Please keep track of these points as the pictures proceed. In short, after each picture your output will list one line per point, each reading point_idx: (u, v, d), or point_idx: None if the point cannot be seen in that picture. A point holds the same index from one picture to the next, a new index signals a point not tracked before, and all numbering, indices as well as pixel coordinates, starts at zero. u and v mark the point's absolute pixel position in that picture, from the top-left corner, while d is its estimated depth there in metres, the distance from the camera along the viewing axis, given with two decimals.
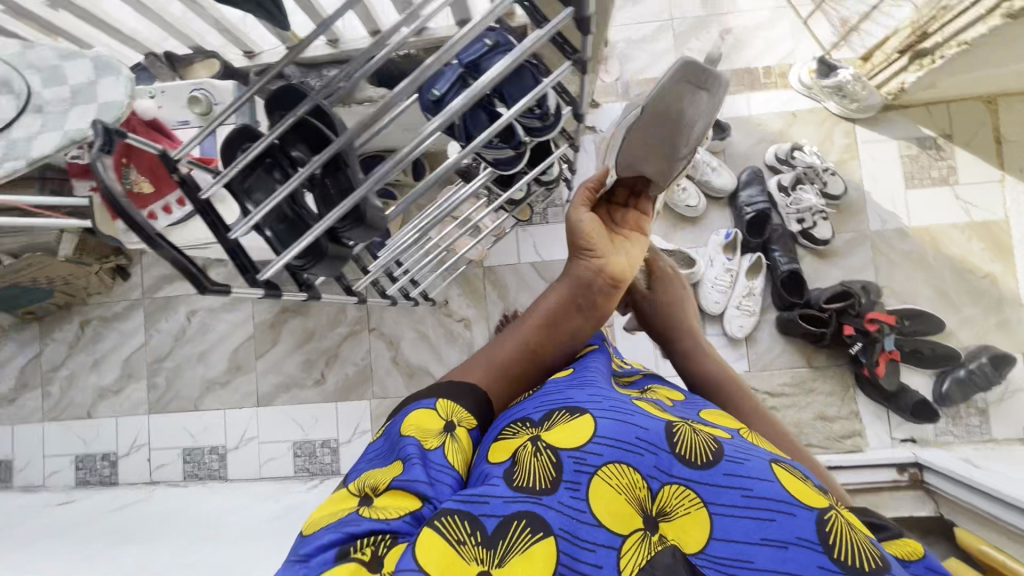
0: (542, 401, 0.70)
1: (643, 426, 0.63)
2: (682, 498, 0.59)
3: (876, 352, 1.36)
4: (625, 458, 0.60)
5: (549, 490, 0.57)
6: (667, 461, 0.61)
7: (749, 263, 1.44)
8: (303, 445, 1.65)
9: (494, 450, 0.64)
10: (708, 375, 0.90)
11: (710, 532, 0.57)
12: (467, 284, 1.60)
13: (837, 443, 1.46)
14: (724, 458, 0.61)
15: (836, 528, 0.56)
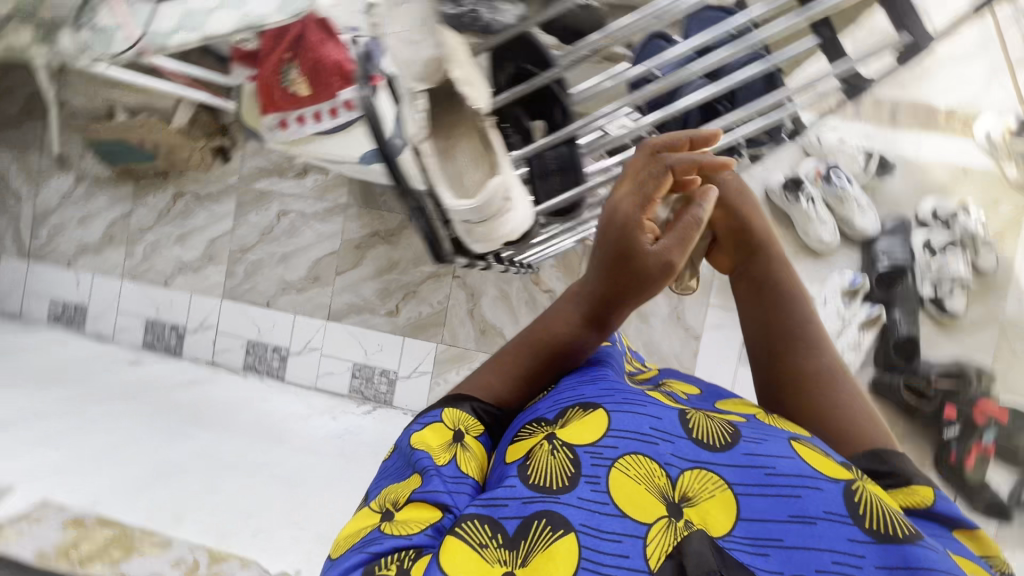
0: (557, 394, 0.60)
1: (655, 414, 0.54)
2: (707, 483, 0.50)
3: (971, 441, 1.32)
4: (638, 446, 0.51)
5: (567, 488, 0.49)
6: (682, 443, 0.52)
7: (865, 316, 1.37)
8: (362, 368, 1.67)
9: (511, 450, 0.56)
10: (797, 361, 0.61)
11: (735, 511, 0.48)
12: (564, 257, 1.56)
13: None
14: (744, 436, 0.53)
15: (868, 498, 0.46)
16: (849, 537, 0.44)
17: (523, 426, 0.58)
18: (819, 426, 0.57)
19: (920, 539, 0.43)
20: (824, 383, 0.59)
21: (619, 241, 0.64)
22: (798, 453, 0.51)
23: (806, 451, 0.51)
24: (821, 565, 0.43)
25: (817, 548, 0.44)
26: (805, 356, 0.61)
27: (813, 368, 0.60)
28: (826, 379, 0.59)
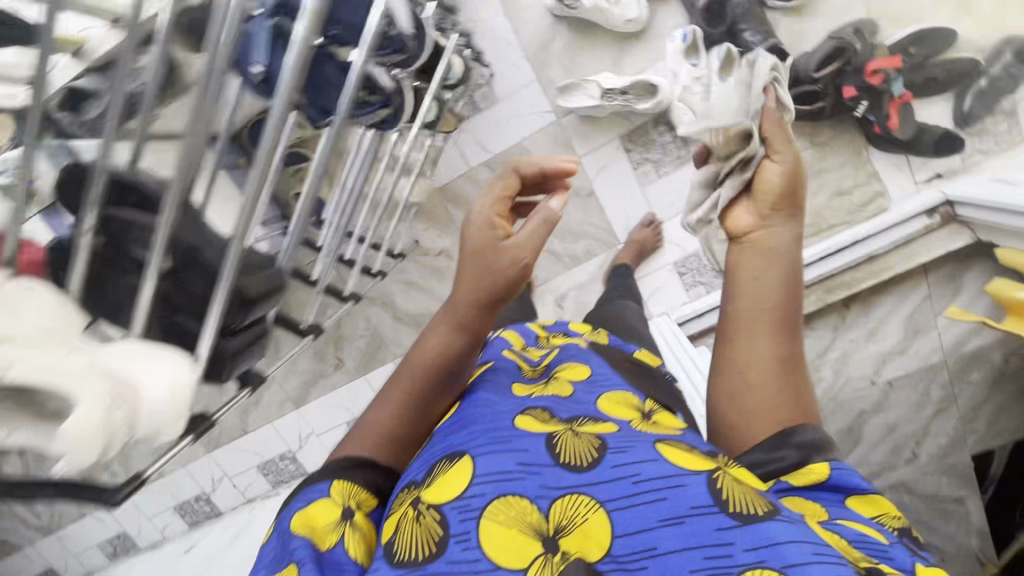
0: (430, 448, 0.66)
1: (521, 447, 0.58)
2: (580, 508, 0.53)
3: (885, 105, 1.19)
4: (507, 487, 0.55)
5: (435, 556, 0.52)
6: (552, 473, 0.56)
7: None
8: (356, 422, 1.69)
9: (384, 528, 0.60)
10: (757, 356, 0.70)
11: (610, 530, 0.51)
12: (430, 213, 1.45)
13: (861, 213, 1.35)
14: (611, 449, 0.57)
15: (727, 484, 0.52)
16: (716, 527, 0.49)
17: (400, 496, 0.62)
18: (761, 398, 0.69)
19: (776, 514, 0.49)
20: (777, 368, 0.70)
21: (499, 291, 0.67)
22: (663, 456, 0.56)
23: (669, 453, 0.57)
24: (693, 564, 0.48)
25: (687, 549, 0.48)
26: (771, 334, 0.70)
27: (776, 347, 0.70)
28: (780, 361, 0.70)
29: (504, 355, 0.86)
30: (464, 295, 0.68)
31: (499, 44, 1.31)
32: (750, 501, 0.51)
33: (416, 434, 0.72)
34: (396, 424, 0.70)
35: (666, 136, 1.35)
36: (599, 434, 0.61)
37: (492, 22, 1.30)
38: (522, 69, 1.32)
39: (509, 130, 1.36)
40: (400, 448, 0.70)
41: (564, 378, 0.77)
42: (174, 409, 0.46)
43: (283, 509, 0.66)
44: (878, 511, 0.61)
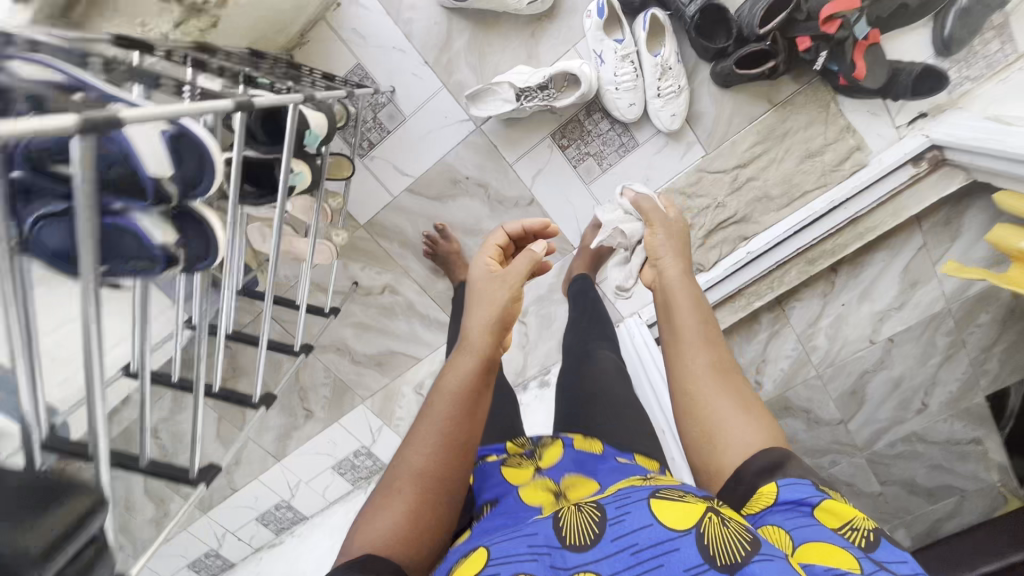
0: (463, 546, 0.57)
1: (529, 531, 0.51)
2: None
3: (847, 53, 1.00)
4: (517, 567, 0.46)
5: None
6: (560, 556, 0.47)
7: (646, 31, 1.04)
8: (341, 464, 1.64)
9: None
10: (696, 367, 0.64)
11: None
12: (363, 251, 1.32)
13: (835, 174, 1.19)
14: (609, 518, 0.49)
15: (713, 534, 0.45)
16: None
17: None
18: (718, 418, 0.60)
19: (754, 554, 0.42)
20: (718, 376, 0.63)
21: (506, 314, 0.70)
22: (655, 514, 0.48)
23: (663, 508, 0.48)
24: None
25: None
26: (704, 346, 0.66)
27: (718, 359, 0.65)
28: (726, 373, 0.64)
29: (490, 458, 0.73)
30: (473, 326, 0.69)
31: (392, 54, 1.12)
32: (730, 545, 0.44)
33: (445, 481, 0.62)
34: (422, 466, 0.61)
35: (603, 125, 1.17)
36: (597, 502, 0.53)
37: (377, 29, 1.10)
38: (425, 77, 1.14)
39: (426, 149, 1.20)
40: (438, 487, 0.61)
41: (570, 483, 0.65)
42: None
43: None
44: (851, 528, 0.47)
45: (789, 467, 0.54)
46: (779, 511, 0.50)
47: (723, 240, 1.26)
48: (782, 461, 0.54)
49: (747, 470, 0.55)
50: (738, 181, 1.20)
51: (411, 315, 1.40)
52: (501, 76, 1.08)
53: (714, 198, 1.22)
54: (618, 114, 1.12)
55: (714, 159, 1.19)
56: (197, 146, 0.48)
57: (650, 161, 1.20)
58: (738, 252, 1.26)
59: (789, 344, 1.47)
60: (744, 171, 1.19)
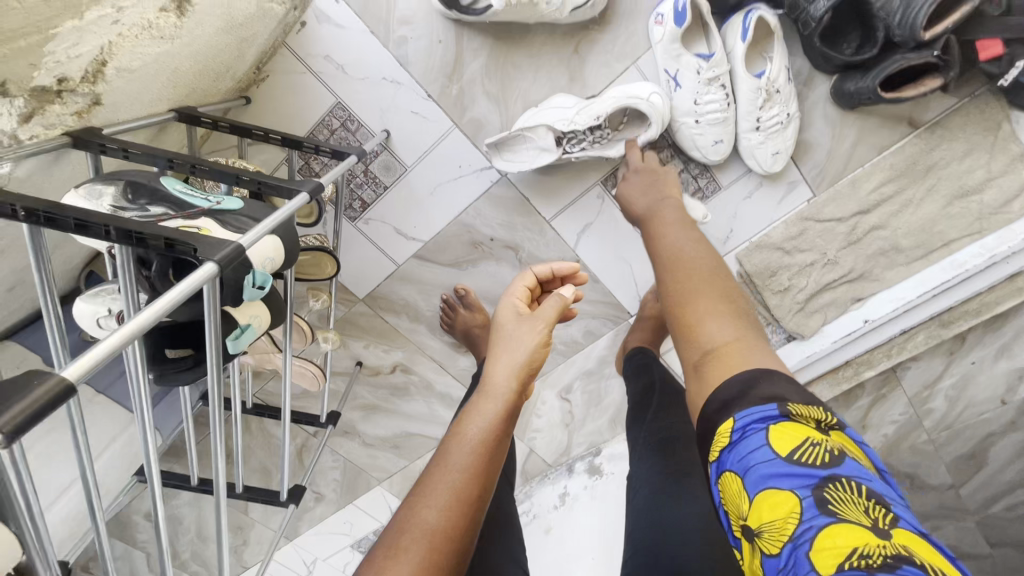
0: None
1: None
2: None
3: None
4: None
5: None
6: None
7: (747, 41, 0.72)
8: (361, 542, 1.36)
9: None
10: (680, 269, 0.58)
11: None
12: (364, 329, 1.05)
13: (998, 217, 0.86)
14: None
15: None
16: None
17: None
18: (706, 322, 0.52)
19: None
20: (707, 280, 0.56)
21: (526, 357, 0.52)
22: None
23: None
24: None
25: None
26: (684, 265, 0.58)
27: (697, 271, 0.57)
28: (710, 282, 0.56)
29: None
30: (498, 363, 0.52)
31: (382, 87, 0.81)
32: None
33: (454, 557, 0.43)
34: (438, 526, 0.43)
35: (673, 166, 0.86)
36: None
37: (358, 54, 0.80)
38: (427, 115, 0.83)
39: (437, 206, 0.91)
40: (451, 559, 0.43)
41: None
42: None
43: None
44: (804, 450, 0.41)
45: (757, 392, 0.44)
46: (732, 453, 0.44)
47: (830, 303, 0.96)
48: (753, 382, 0.45)
49: (711, 406, 0.47)
50: (857, 231, 0.89)
51: (428, 395, 1.14)
52: (539, 113, 0.78)
53: (822, 252, 0.91)
54: (697, 156, 0.81)
55: (827, 203, 0.87)
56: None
57: (736, 209, 0.89)
58: (850, 318, 0.96)
59: (896, 409, 1.18)
60: (867, 218, 0.88)
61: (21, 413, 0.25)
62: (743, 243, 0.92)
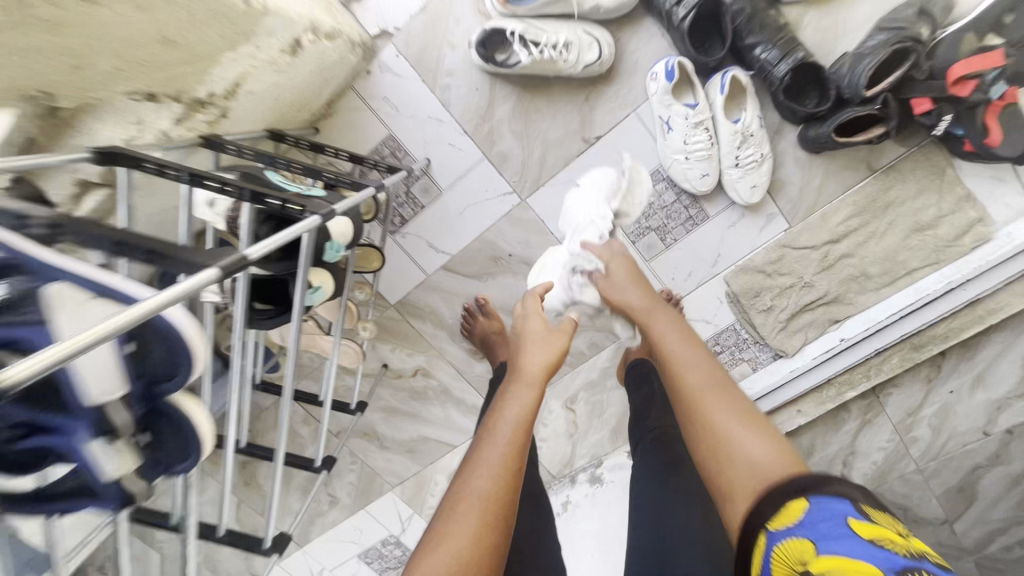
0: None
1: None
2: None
3: (979, 116, 0.81)
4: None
5: None
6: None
7: (724, 95, 0.89)
8: (370, 550, 1.41)
9: None
10: (690, 381, 0.58)
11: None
12: (394, 333, 1.18)
13: (952, 249, 0.99)
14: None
15: None
16: None
17: None
18: (733, 434, 0.53)
19: None
20: (719, 389, 0.57)
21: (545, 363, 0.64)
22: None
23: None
24: None
25: None
26: (689, 375, 0.59)
27: (706, 374, 0.58)
28: (709, 376, 0.58)
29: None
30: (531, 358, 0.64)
31: (426, 123, 0.99)
32: None
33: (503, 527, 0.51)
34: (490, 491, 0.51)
35: (667, 197, 1.01)
36: None
37: (409, 97, 0.98)
38: (462, 147, 1.01)
39: (465, 223, 1.07)
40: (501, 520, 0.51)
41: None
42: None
43: None
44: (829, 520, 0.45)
45: (831, 487, 0.44)
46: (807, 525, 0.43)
47: (809, 323, 1.08)
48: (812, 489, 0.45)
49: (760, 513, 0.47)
50: (829, 258, 1.02)
51: (445, 400, 1.25)
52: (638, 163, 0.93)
53: (800, 276, 1.04)
54: (688, 186, 0.96)
55: (799, 232, 1.01)
56: (176, 345, 0.35)
57: (722, 236, 1.04)
58: (828, 337, 1.07)
59: (883, 436, 1.26)
60: (837, 246, 1.01)
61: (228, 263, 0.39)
62: (729, 266, 1.05)
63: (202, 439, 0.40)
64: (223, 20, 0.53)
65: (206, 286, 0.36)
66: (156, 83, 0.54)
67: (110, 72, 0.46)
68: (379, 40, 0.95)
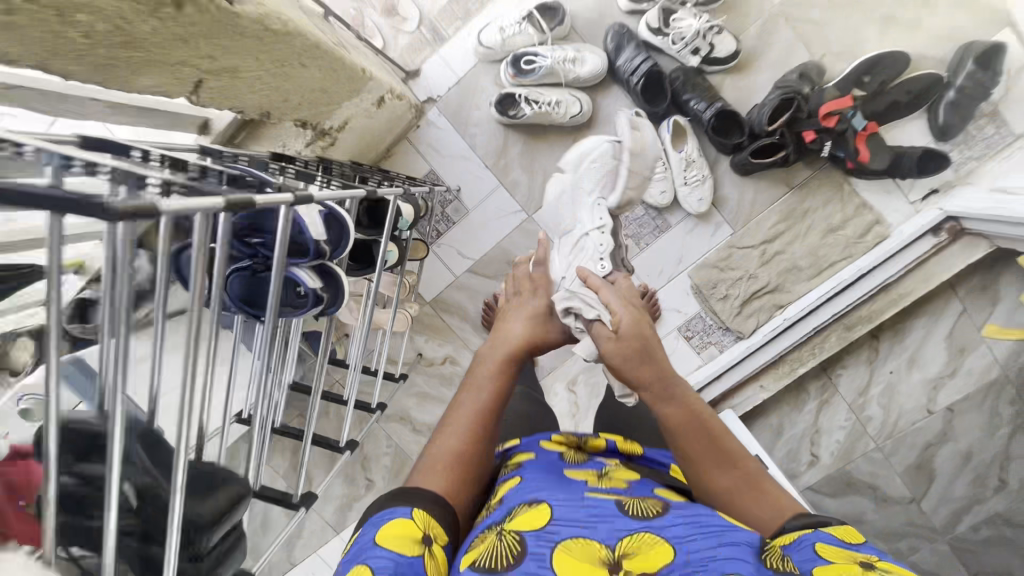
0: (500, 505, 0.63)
1: (594, 506, 0.60)
2: (644, 543, 0.55)
3: (850, 140, 1.17)
4: (582, 532, 0.56)
5: (514, 563, 0.52)
6: (620, 523, 0.58)
7: (670, 134, 1.24)
8: None
9: (462, 559, 0.56)
10: (697, 424, 0.66)
11: (670, 552, 0.53)
12: (428, 325, 1.48)
13: (860, 244, 1.29)
14: (672, 512, 0.60)
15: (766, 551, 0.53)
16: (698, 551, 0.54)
17: (477, 535, 0.59)
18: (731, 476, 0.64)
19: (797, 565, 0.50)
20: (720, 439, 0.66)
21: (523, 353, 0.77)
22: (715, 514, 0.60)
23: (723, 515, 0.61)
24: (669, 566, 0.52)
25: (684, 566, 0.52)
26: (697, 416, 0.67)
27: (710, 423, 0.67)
28: (708, 429, 0.66)
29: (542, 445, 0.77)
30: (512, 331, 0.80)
31: (458, 161, 1.36)
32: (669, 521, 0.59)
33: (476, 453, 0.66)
34: (466, 444, 0.65)
35: (638, 211, 1.35)
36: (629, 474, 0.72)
37: (446, 143, 1.35)
38: (484, 178, 1.37)
39: (486, 236, 1.40)
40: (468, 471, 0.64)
41: (616, 476, 0.71)
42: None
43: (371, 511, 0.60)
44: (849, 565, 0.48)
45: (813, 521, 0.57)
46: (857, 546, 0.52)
47: (759, 308, 1.36)
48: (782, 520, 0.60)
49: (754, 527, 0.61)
50: (767, 254, 1.32)
51: None
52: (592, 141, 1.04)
53: (746, 269, 1.33)
54: (652, 201, 1.30)
55: (742, 235, 1.32)
56: (340, 227, 0.66)
57: (683, 240, 1.35)
58: (775, 319, 1.35)
59: (842, 415, 1.49)
60: (772, 245, 1.32)
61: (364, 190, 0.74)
62: (692, 263, 1.36)
63: (347, 285, 0.68)
64: (343, 80, 0.87)
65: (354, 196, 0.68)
66: (305, 112, 0.85)
67: (296, 109, 0.82)
68: (427, 104, 1.34)
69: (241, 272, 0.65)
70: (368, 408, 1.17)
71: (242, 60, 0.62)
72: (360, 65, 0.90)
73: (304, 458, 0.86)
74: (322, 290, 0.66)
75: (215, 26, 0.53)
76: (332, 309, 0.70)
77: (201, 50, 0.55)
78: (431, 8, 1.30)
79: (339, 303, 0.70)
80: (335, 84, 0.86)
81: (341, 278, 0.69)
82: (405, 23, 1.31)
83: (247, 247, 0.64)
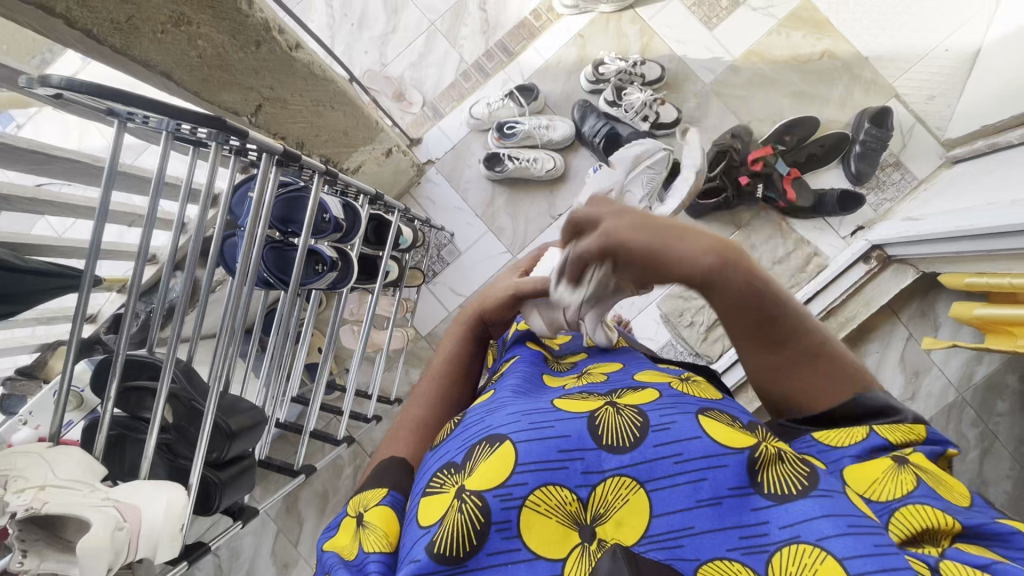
0: (462, 431, 0.50)
1: (563, 428, 0.45)
2: (619, 490, 0.43)
3: (777, 182, 1.41)
4: (550, 477, 0.43)
5: (475, 548, 0.41)
6: (595, 458, 0.44)
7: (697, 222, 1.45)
8: None
9: (421, 508, 0.44)
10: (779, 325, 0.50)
11: (648, 513, 0.42)
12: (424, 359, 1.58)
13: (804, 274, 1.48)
14: (653, 424, 0.46)
15: (764, 463, 0.42)
16: (695, 497, 0.41)
17: (433, 475, 0.47)
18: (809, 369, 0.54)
19: (808, 490, 0.40)
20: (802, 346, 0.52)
21: (495, 324, 0.79)
22: (704, 428, 0.45)
23: (708, 424, 0.45)
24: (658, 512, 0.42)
25: (677, 510, 0.41)
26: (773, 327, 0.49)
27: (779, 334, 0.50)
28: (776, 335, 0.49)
29: (525, 343, 0.75)
30: (469, 307, 0.80)
31: (454, 211, 1.59)
32: (659, 440, 0.45)
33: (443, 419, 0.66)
34: (429, 412, 0.66)
35: None
36: (605, 371, 0.64)
37: (443, 198, 1.59)
38: (475, 225, 1.58)
39: (476, 275, 1.58)
40: (431, 436, 0.63)
41: (598, 371, 0.65)
42: (169, 527, 0.60)
43: (351, 501, 0.54)
44: (891, 474, 0.46)
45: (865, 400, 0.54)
46: (899, 483, 0.46)
47: (723, 333, 1.49)
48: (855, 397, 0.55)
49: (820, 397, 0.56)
50: None
51: None
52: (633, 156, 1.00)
53: (707, 298, 1.50)
54: None
55: None
56: (353, 215, 0.90)
57: None
58: None
59: None
60: None
61: (376, 195, 0.98)
62: (661, 294, 1.53)
63: (356, 259, 0.88)
64: (361, 126, 1.12)
65: (366, 192, 0.92)
66: (330, 150, 1.08)
67: (323, 153, 1.07)
68: (427, 165, 1.60)
69: (275, 252, 0.83)
70: (363, 419, 1.27)
71: (286, 102, 0.86)
72: (375, 119, 1.18)
73: (309, 424, 1.04)
74: (338, 261, 0.84)
75: (274, 66, 0.78)
76: (341, 284, 0.89)
77: (264, 81, 0.79)
78: (433, 93, 1.61)
79: (347, 283, 0.90)
80: (353, 127, 1.10)
81: (351, 258, 0.89)
82: (413, 105, 1.62)
83: (284, 228, 0.84)
